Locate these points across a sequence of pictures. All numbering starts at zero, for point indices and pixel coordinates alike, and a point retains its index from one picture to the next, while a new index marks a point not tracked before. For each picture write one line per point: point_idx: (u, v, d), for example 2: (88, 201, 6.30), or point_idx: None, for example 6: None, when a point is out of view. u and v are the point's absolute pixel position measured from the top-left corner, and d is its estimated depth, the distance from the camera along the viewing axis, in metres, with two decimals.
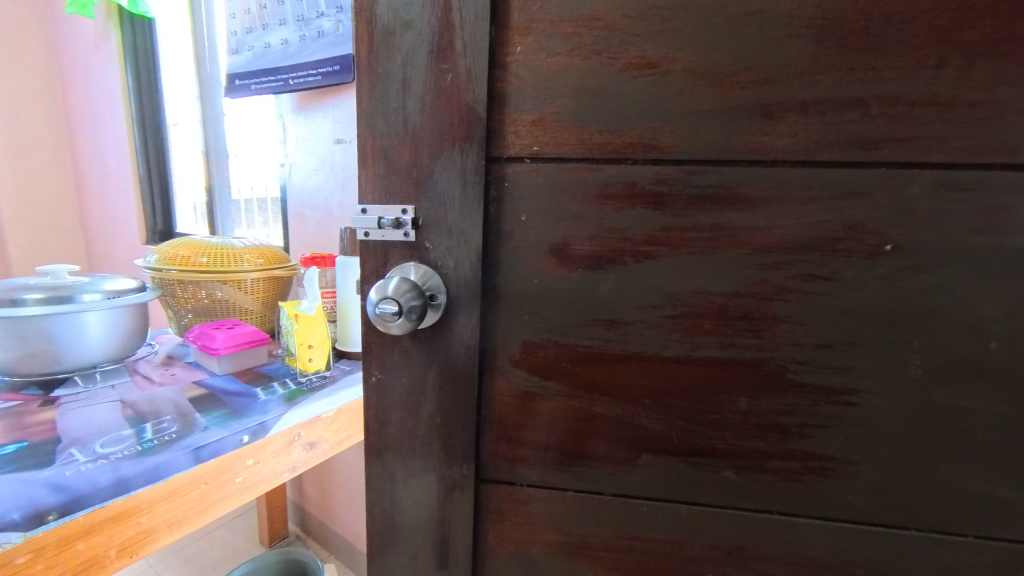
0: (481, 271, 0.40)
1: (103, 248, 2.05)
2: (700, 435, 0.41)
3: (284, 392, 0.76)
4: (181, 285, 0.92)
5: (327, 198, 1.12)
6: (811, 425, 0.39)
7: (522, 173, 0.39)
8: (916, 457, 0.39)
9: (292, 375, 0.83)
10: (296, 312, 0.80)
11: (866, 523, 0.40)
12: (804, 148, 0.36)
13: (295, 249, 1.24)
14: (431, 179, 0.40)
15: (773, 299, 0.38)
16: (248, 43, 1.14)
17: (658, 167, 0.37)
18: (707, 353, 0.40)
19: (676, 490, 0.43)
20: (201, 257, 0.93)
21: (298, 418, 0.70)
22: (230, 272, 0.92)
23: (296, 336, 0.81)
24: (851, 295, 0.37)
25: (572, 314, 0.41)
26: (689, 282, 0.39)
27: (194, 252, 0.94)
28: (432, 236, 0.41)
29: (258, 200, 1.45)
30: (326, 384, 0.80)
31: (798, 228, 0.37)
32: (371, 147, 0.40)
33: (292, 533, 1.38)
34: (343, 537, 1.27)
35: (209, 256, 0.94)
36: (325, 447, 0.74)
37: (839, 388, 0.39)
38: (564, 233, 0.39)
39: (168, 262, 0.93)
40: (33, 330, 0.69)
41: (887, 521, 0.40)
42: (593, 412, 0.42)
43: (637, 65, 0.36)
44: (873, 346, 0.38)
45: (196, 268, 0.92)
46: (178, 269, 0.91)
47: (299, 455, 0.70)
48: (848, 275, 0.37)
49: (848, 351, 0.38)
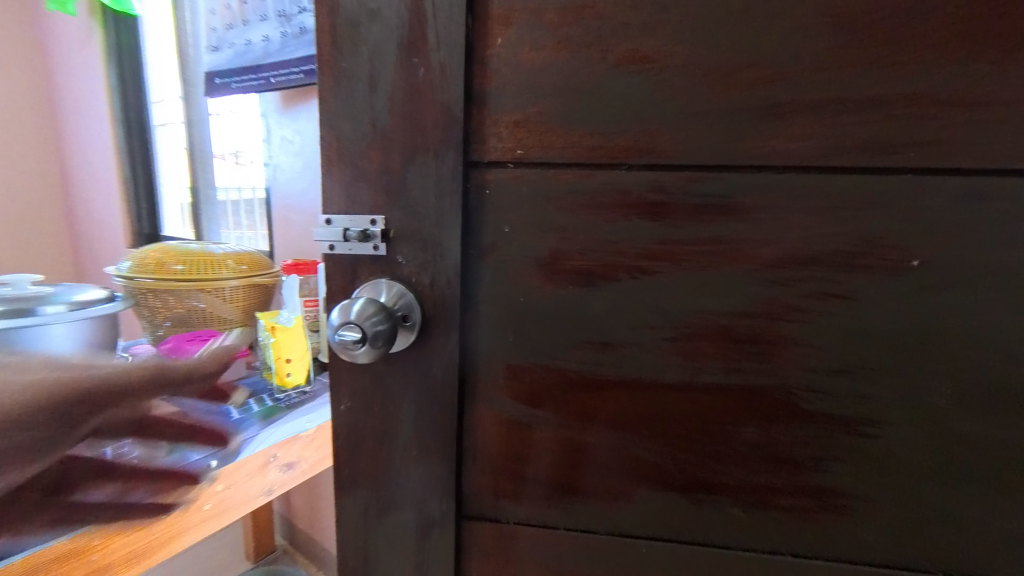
0: (459, 288, 0.37)
1: (89, 253, 2.00)
2: (702, 469, 0.37)
3: (261, 409, 0.73)
4: (156, 294, 0.88)
5: (311, 201, 1.07)
6: (824, 458, 0.36)
7: (504, 181, 0.35)
8: (943, 494, 0.35)
9: (270, 391, 0.79)
10: (273, 324, 0.76)
11: (886, 565, 0.37)
12: (818, 153, 0.32)
13: (280, 253, 1.19)
14: (403, 187, 0.36)
15: (783, 320, 0.34)
16: (229, 40, 1.09)
17: (655, 174, 0.34)
18: (711, 379, 0.36)
19: (677, 529, 0.39)
20: (179, 265, 0.89)
21: (273, 438, 0.67)
22: (209, 280, 0.88)
23: (273, 349, 0.76)
24: (870, 317, 0.33)
25: (561, 336, 0.37)
26: (690, 301, 0.35)
27: (170, 258, 0.90)
28: (405, 249, 0.37)
29: (245, 203, 1.40)
30: (305, 400, 0.77)
31: (811, 242, 0.33)
32: (336, 152, 0.36)
33: (280, 547, 1.34)
34: (331, 551, 1.23)
35: (186, 263, 0.90)
36: (304, 467, 0.73)
37: (853, 417, 0.35)
38: (551, 247, 0.35)
39: (143, 269, 0.89)
40: None
41: (910, 564, 0.36)
42: (587, 443, 0.38)
43: (631, 59, 0.32)
44: (895, 373, 0.34)
45: (174, 276, 0.88)
46: (154, 278, 0.87)
47: (276, 478, 0.68)
48: (867, 294, 0.33)
49: (867, 378, 0.34)
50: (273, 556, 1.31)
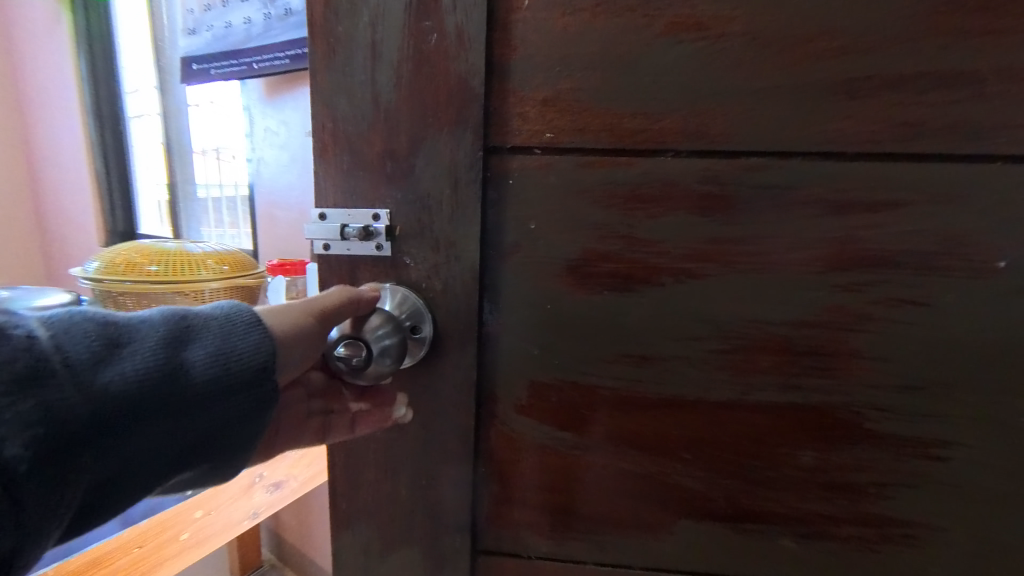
0: (477, 295, 0.31)
1: (59, 252, 1.88)
2: (752, 497, 0.33)
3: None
4: (129, 297, 0.81)
5: (299, 196, 1.01)
6: (890, 484, 0.32)
7: (530, 169, 0.30)
8: (1021, 523, 0.31)
9: None
10: None
11: None
12: (895, 137, 0.28)
13: (265, 252, 1.12)
14: (411, 175, 0.30)
15: (849, 329, 0.30)
16: (207, 22, 1.01)
17: (708, 161, 0.29)
18: (765, 397, 0.32)
19: (719, 563, 0.35)
20: (153, 265, 0.82)
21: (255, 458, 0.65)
22: (185, 281, 0.81)
23: None
24: (949, 326, 0.29)
25: (594, 350, 0.32)
26: (744, 308, 0.31)
27: (144, 258, 0.82)
28: (413, 248, 0.31)
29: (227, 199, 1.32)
30: None
31: (885, 240, 0.29)
32: (330, 134, 0.31)
33: (267, 562, 1.27)
34: (322, 566, 1.17)
35: (161, 263, 0.82)
36: (294, 485, 0.68)
37: (924, 438, 0.31)
38: (584, 246, 0.30)
39: (113, 270, 0.81)
40: None
41: None
42: (623, 470, 0.34)
43: (682, 26, 0.28)
44: (975, 389, 0.30)
45: (148, 278, 0.80)
46: (124, 279, 0.79)
47: (262, 498, 0.64)
48: (946, 299, 0.29)
49: (943, 394, 0.30)
50: (260, 571, 1.24)
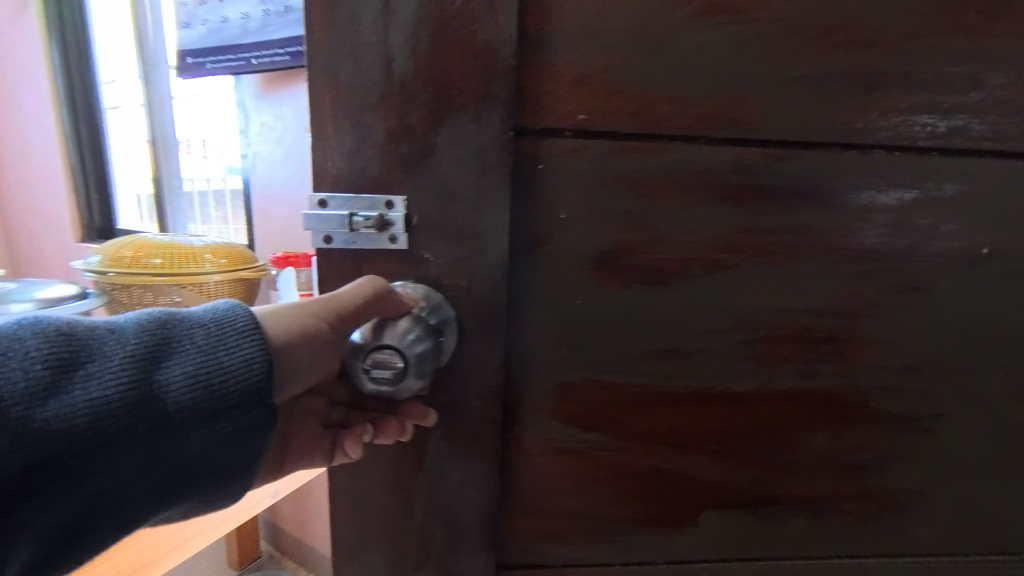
0: (499, 288, 0.30)
1: (24, 250, 1.78)
2: (769, 483, 0.33)
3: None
4: (128, 290, 0.80)
5: (297, 189, 0.99)
6: (888, 459, 0.33)
7: (559, 151, 0.30)
8: (988, 479, 0.35)
9: None
10: None
11: (935, 556, 0.36)
12: (913, 128, 0.28)
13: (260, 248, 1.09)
14: (431, 159, 0.29)
15: (864, 316, 0.31)
16: (201, 16, 0.99)
17: (736, 149, 0.29)
18: (785, 385, 0.32)
19: (742, 551, 0.35)
20: (155, 258, 0.81)
21: None
22: (187, 274, 0.80)
23: None
24: (945, 309, 0.31)
25: (619, 346, 0.32)
26: (768, 300, 0.31)
27: (146, 251, 0.82)
28: (430, 242, 0.31)
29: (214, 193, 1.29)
30: None
31: (899, 227, 0.30)
32: (338, 98, 0.30)
33: (264, 553, 1.22)
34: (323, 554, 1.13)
35: (163, 256, 0.82)
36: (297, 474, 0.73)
37: (922, 414, 0.33)
38: (612, 238, 0.30)
39: (114, 262, 0.80)
40: None
41: (953, 550, 0.36)
42: (645, 467, 0.33)
43: (715, 9, 0.28)
44: (964, 366, 0.32)
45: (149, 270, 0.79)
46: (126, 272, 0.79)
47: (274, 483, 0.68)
48: (944, 283, 0.31)
49: (937, 372, 0.32)
50: (258, 563, 1.19)
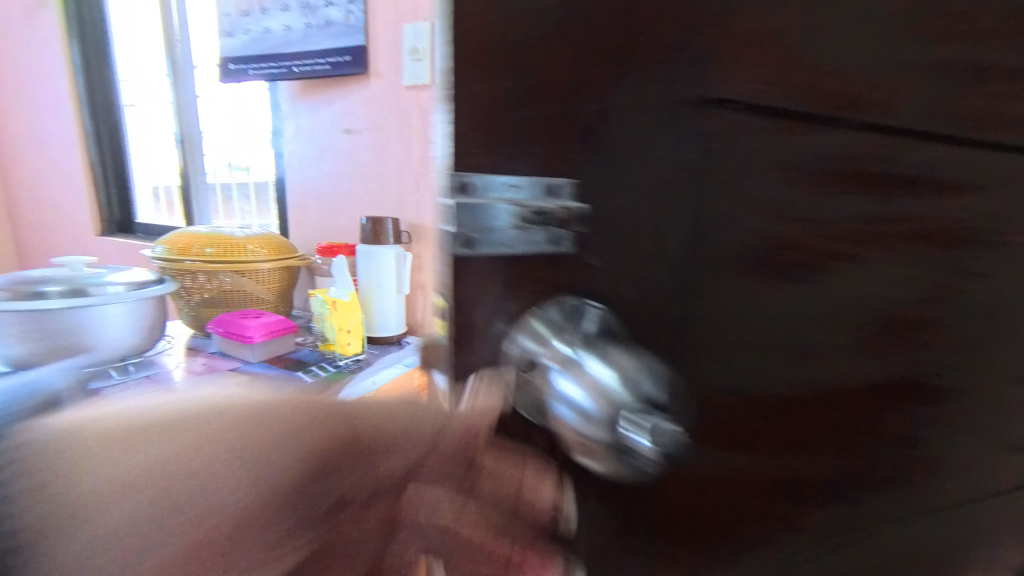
0: (654, 280, 0.32)
1: (39, 244, 1.81)
2: (845, 460, 0.39)
3: (325, 374, 0.77)
4: (187, 276, 0.92)
5: (333, 183, 1.07)
6: (930, 429, 0.40)
7: (721, 125, 0.30)
8: (1001, 439, 0.42)
9: (327, 359, 0.84)
10: (332, 300, 0.81)
11: (956, 506, 0.43)
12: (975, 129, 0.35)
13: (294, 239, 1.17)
14: (602, 128, 0.30)
15: (926, 300, 0.37)
16: (244, 26, 1.04)
17: (861, 132, 0.33)
18: (868, 367, 0.37)
19: (825, 523, 0.40)
20: (209, 247, 0.93)
21: None
22: (241, 263, 0.92)
23: (333, 321, 0.81)
24: (985, 293, 0.38)
25: (746, 339, 0.34)
26: (862, 291, 0.36)
27: (200, 243, 0.94)
28: (587, 227, 0.31)
29: (240, 185, 1.42)
30: (364, 367, 0.81)
31: (954, 224, 0.36)
32: (483, 45, 0.30)
33: None
34: None
35: (216, 247, 0.93)
36: None
37: (958, 388, 0.40)
38: (752, 226, 0.32)
39: (174, 252, 0.93)
40: (58, 325, 0.67)
41: (970, 500, 0.43)
42: (755, 456, 0.36)
43: None
44: (995, 342, 0.39)
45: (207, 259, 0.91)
46: (189, 260, 0.91)
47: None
48: (990, 269, 0.37)
49: (971, 349, 0.39)
50: None
